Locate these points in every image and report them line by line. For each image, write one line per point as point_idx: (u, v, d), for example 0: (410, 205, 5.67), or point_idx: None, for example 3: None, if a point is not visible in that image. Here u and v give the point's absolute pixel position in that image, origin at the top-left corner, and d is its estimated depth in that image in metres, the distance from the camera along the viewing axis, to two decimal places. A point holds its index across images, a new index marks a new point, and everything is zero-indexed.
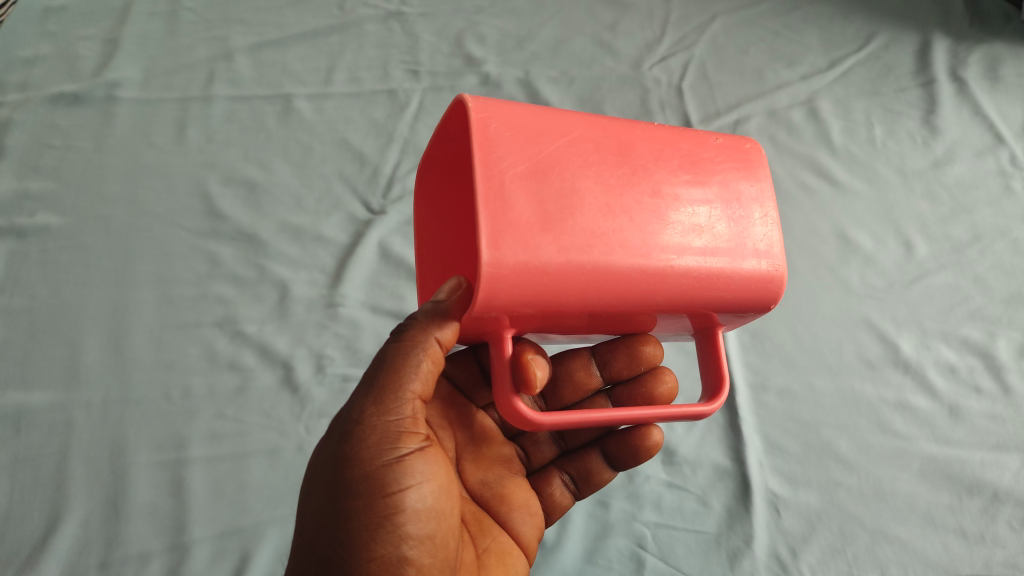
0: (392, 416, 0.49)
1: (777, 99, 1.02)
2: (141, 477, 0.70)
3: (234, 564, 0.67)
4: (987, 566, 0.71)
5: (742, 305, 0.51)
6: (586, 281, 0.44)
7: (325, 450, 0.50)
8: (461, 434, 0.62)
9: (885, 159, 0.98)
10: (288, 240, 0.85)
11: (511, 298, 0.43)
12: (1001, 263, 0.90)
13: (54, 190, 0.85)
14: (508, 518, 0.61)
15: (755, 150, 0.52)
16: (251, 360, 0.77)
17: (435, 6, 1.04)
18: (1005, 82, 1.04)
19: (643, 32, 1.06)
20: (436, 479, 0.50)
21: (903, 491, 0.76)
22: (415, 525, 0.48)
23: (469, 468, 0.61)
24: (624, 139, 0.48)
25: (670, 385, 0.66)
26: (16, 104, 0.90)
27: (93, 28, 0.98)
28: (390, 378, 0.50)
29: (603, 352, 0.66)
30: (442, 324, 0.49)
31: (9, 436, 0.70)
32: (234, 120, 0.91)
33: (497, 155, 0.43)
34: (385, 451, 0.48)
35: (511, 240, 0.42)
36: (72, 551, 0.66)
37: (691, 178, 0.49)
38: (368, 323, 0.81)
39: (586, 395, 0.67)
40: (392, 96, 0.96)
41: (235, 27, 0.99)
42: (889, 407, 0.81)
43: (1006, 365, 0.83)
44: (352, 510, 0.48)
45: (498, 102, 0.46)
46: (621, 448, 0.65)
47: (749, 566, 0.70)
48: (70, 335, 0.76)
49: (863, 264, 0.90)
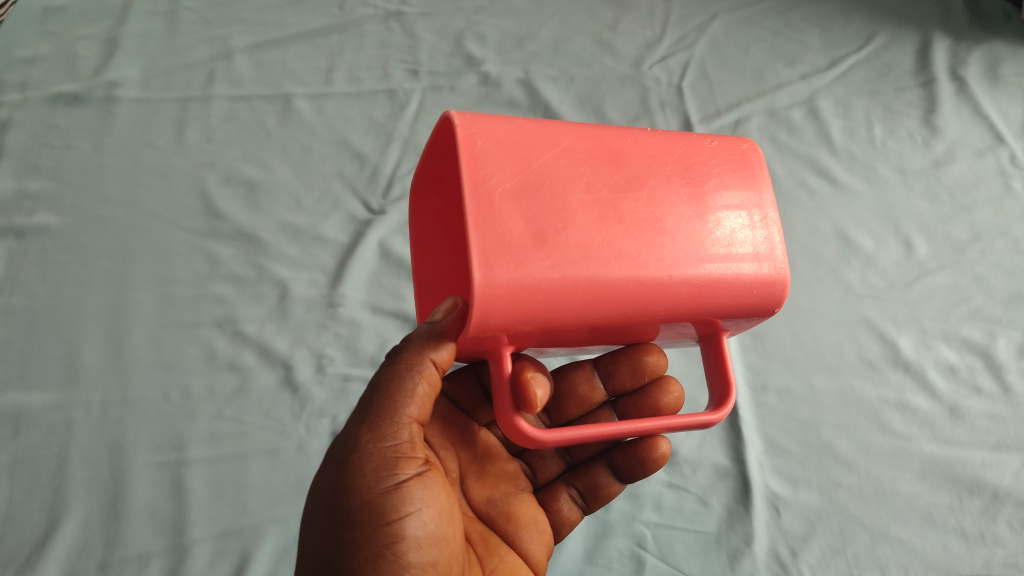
0: (389, 442, 0.49)
1: (777, 98, 1.02)
2: (141, 477, 0.70)
3: (234, 564, 0.67)
4: (987, 566, 0.71)
5: (746, 310, 0.50)
6: (582, 296, 0.44)
7: (322, 480, 0.50)
8: (464, 453, 0.62)
9: (885, 159, 0.98)
10: (288, 239, 0.85)
11: (507, 316, 0.43)
12: (1001, 263, 0.90)
13: (54, 191, 0.84)
14: (515, 536, 0.61)
15: (751, 151, 0.52)
16: (250, 360, 0.77)
17: (434, 5, 1.04)
18: (1006, 81, 1.04)
19: (643, 32, 1.06)
20: (436, 504, 0.50)
21: (903, 491, 0.76)
22: (417, 553, 0.48)
23: (473, 487, 0.62)
24: (615, 146, 0.48)
25: (676, 395, 0.65)
26: (16, 104, 0.90)
27: (92, 28, 0.97)
28: (386, 403, 0.50)
29: (606, 364, 0.66)
30: (438, 345, 0.49)
31: (9, 436, 0.70)
32: (234, 120, 0.91)
33: (485, 173, 0.43)
34: (383, 479, 0.48)
35: (502, 258, 0.42)
36: (72, 551, 0.66)
37: (686, 184, 0.49)
38: (368, 323, 0.81)
39: (591, 408, 0.67)
40: (392, 96, 0.95)
41: (235, 27, 0.99)
42: (889, 407, 0.80)
43: (1006, 365, 0.83)
44: (353, 541, 0.48)
45: (484, 117, 0.46)
46: (627, 460, 0.65)
47: (749, 567, 0.70)
48: (70, 336, 0.76)
49: (863, 263, 0.90)
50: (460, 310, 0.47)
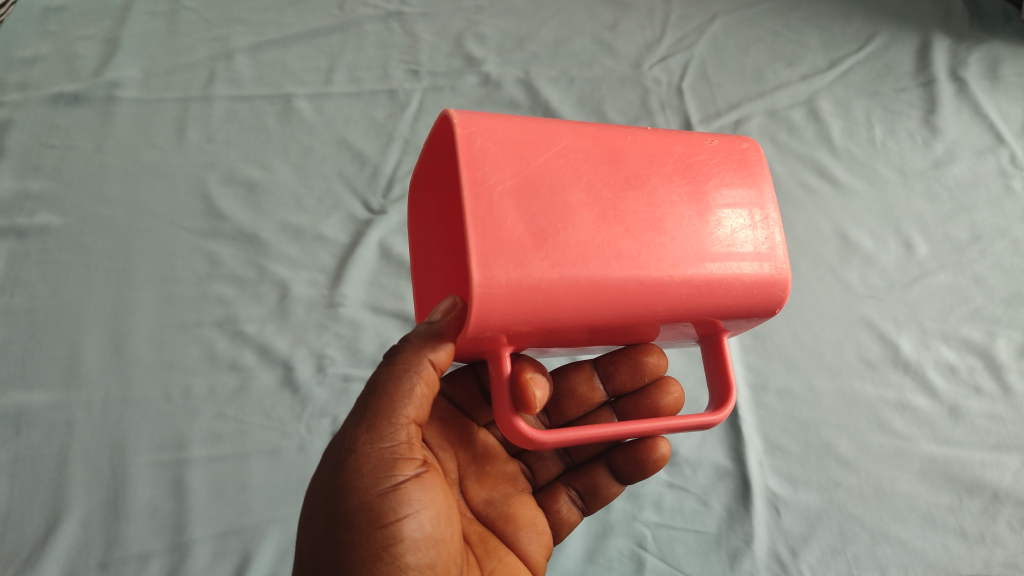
0: (386, 443, 0.49)
1: (777, 99, 1.02)
2: (142, 477, 0.70)
3: (235, 564, 0.67)
4: (987, 566, 0.71)
5: (746, 310, 0.50)
6: (581, 296, 0.44)
7: (319, 481, 0.50)
8: (463, 454, 0.62)
9: (885, 159, 0.98)
10: (288, 239, 0.85)
11: (506, 316, 0.43)
12: (1001, 263, 0.90)
13: (55, 191, 0.84)
14: (514, 537, 0.61)
15: (751, 150, 0.52)
16: (251, 360, 0.77)
17: (435, 6, 1.04)
18: (1006, 81, 1.04)
19: (643, 32, 1.06)
20: (434, 505, 0.50)
21: (903, 491, 0.76)
22: (414, 554, 0.48)
23: (472, 488, 0.62)
24: (615, 146, 0.48)
25: (676, 395, 0.65)
26: (16, 104, 0.90)
27: (93, 28, 0.97)
28: (384, 403, 0.50)
29: (606, 365, 0.66)
30: (436, 346, 0.49)
31: (9, 436, 0.70)
32: (234, 120, 0.91)
33: (484, 172, 0.43)
34: (380, 480, 0.48)
35: (501, 258, 0.42)
36: (72, 551, 0.66)
37: (686, 184, 0.49)
38: (368, 323, 0.81)
39: (590, 409, 0.67)
40: (392, 96, 0.96)
41: (235, 27, 0.99)
42: (889, 407, 0.81)
43: (1006, 365, 0.83)
44: (351, 543, 0.48)
45: (483, 116, 0.46)
46: (627, 461, 0.65)
47: (749, 566, 0.70)
48: (71, 336, 0.76)
49: (863, 263, 0.90)
50: (459, 310, 0.47)
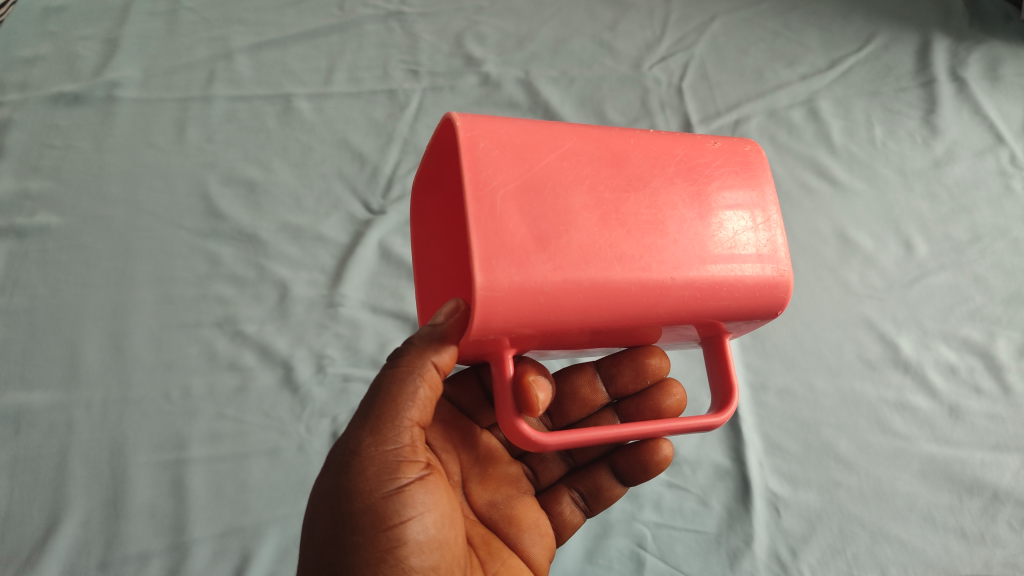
0: (390, 445, 0.49)
1: (777, 99, 1.02)
2: (141, 477, 0.70)
3: (234, 564, 0.67)
4: (987, 566, 0.71)
5: (748, 312, 0.50)
6: (583, 299, 0.44)
7: (323, 483, 0.50)
8: (466, 456, 0.62)
9: (885, 159, 0.98)
10: (288, 239, 0.85)
11: (509, 319, 0.43)
12: (1001, 263, 0.90)
13: (55, 191, 0.84)
14: (517, 540, 0.61)
15: (754, 152, 0.52)
16: (250, 360, 0.77)
17: (434, 6, 1.04)
18: (1006, 81, 1.04)
19: (643, 32, 1.06)
20: (438, 508, 0.50)
21: (903, 491, 0.76)
22: (418, 557, 0.48)
23: (475, 490, 0.62)
24: (617, 148, 0.48)
25: (678, 397, 0.65)
26: (16, 104, 0.90)
27: (92, 28, 0.98)
28: (387, 406, 0.50)
29: (608, 367, 0.66)
30: (439, 348, 0.49)
31: (9, 436, 0.70)
32: (234, 120, 0.91)
33: (487, 175, 0.43)
34: (384, 483, 0.48)
35: (504, 261, 0.42)
36: (72, 551, 0.66)
37: (689, 186, 0.49)
38: (368, 323, 0.81)
39: (593, 411, 0.67)
40: (392, 96, 0.96)
41: (235, 27, 0.99)
42: (889, 407, 0.81)
43: (1006, 365, 0.83)
44: (355, 546, 0.48)
45: (486, 118, 0.46)
46: (630, 463, 0.65)
47: (749, 566, 0.70)
48: (71, 336, 0.76)
49: (863, 263, 0.90)
50: (462, 313, 0.47)
